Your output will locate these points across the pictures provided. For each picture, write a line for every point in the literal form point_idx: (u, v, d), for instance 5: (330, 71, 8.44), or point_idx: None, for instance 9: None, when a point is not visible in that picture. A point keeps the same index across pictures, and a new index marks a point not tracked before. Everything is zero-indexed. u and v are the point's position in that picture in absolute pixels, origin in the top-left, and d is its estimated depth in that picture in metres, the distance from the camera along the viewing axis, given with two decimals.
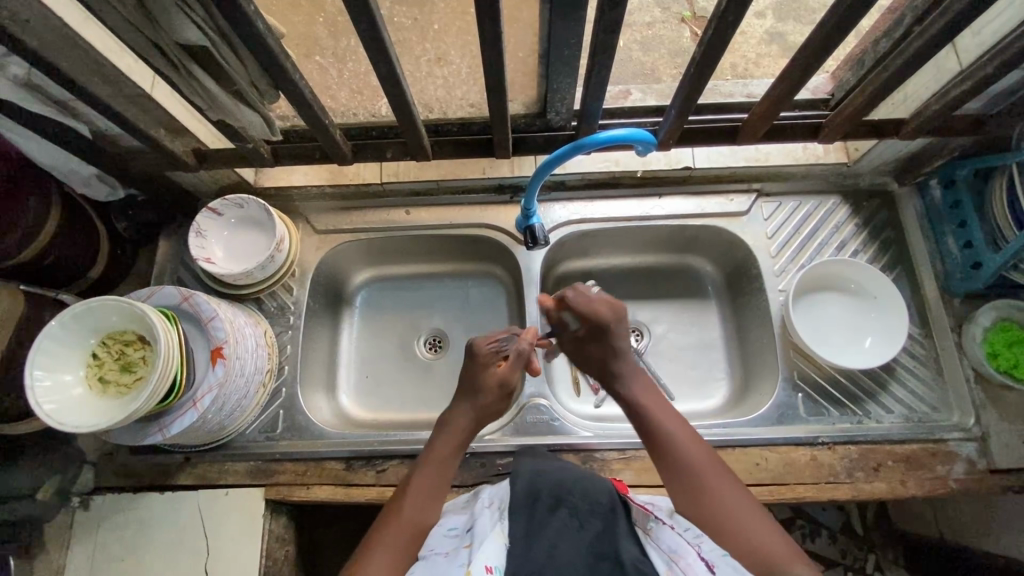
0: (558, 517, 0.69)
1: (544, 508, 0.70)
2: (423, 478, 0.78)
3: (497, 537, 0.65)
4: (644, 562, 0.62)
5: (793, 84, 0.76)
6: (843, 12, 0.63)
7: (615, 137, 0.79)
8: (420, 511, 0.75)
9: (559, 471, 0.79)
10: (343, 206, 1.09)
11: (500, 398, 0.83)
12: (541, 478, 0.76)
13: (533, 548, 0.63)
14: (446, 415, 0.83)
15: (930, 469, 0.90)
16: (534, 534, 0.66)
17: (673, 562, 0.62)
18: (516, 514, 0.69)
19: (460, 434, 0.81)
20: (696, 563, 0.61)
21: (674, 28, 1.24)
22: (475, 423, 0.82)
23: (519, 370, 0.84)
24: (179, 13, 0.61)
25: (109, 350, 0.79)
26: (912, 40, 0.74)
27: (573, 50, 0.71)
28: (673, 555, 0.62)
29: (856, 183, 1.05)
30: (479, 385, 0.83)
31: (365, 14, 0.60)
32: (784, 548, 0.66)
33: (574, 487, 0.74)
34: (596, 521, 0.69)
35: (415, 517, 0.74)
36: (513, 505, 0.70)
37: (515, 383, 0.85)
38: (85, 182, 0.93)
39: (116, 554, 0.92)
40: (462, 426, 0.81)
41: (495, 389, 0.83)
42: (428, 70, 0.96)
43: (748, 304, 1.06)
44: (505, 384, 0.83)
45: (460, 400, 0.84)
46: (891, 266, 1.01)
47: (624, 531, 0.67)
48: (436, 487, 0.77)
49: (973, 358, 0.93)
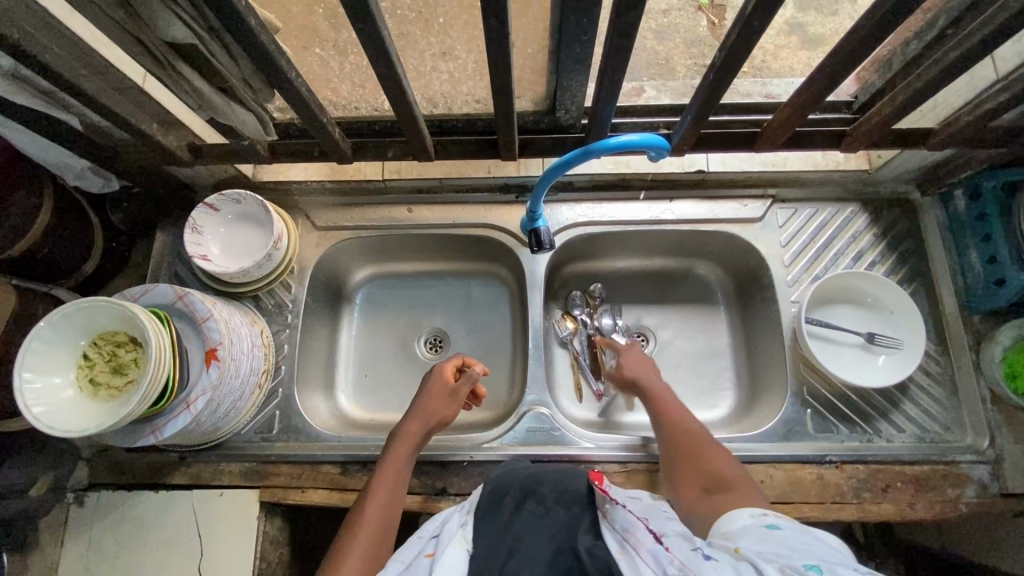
0: (526, 508, 0.69)
1: (514, 500, 0.72)
2: (382, 482, 0.80)
3: (459, 543, 0.64)
4: (599, 548, 0.60)
5: (819, 91, 0.72)
6: (880, 18, 0.59)
7: (627, 143, 0.75)
8: (382, 514, 0.77)
9: (528, 469, 0.80)
10: (343, 202, 1.06)
11: (449, 411, 0.87)
12: (510, 476, 0.77)
13: (496, 549, 0.63)
14: (398, 421, 0.87)
15: (939, 491, 0.88)
16: (496, 535, 0.65)
17: (625, 540, 0.60)
18: (481, 520, 0.69)
19: (413, 438, 0.84)
20: (646, 536, 0.59)
21: (690, 15, 1.18)
22: (430, 430, 0.86)
23: (468, 384, 0.89)
24: (164, 9, 0.58)
25: (101, 351, 0.76)
26: (949, 50, 0.69)
27: (585, 47, 0.67)
28: (626, 534, 0.61)
29: (877, 191, 1.01)
30: (429, 396, 0.88)
31: (362, 12, 0.57)
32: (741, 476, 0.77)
33: (544, 478, 0.76)
34: (564, 510, 0.70)
35: (378, 522, 0.76)
36: (482, 505, 0.72)
37: (463, 398, 0.89)
38: (79, 174, 0.90)
39: (109, 554, 0.91)
40: (414, 425, 0.85)
41: (447, 403, 0.87)
42: (433, 64, 0.85)
43: (758, 313, 1.03)
44: (453, 396, 0.88)
45: (412, 411, 0.87)
46: (909, 278, 0.97)
47: (585, 524, 0.66)
48: (394, 488, 0.80)
49: (990, 379, 0.89)
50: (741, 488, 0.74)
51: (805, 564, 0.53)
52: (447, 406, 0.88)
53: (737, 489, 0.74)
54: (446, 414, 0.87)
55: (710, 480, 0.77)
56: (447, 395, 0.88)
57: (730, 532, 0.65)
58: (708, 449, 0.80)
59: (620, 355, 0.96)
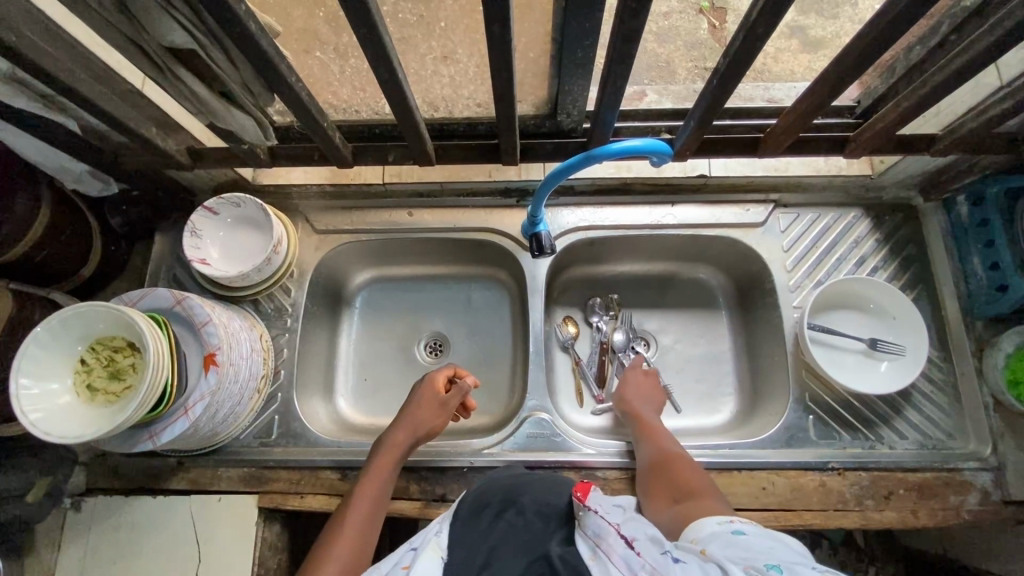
0: (504, 519, 0.69)
1: (492, 510, 0.71)
2: (367, 489, 0.81)
3: (433, 551, 0.64)
4: (573, 554, 0.60)
5: (822, 99, 0.72)
6: (885, 27, 0.59)
7: (630, 148, 0.75)
8: (363, 523, 0.77)
9: (510, 478, 0.79)
10: (343, 205, 1.06)
11: (437, 420, 0.88)
12: (490, 490, 0.76)
13: (472, 556, 0.63)
14: (384, 430, 0.87)
15: (942, 499, 0.87)
16: (474, 541, 0.65)
17: (597, 546, 0.59)
18: (458, 529, 0.68)
19: (398, 448, 0.85)
20: (618, 542, 0.58)
21: (691, 18, 1.18)
22: (416, 440, 0.86)
23: (458, 397, 0.90)
24: (163, 13, 0.57)
25: (98, 357, 0.75)
26: (956, 55, 0.68)
27: (587, 51, 0.66)
28: (597, 539, 0.60)
29: (879, 197, 1.01)
30: (418, 405, 0.88)
31: (364, 18, 0.57)
32: (716, 495, 0.76)
33: (524, 491, 0.75)
34: (541, 524, 0.68)
35: (359, 531, 0.76)
36: (461, 515, 0.71)
37: (452, 410, 0.90)
38: (77, 178, 0.89)
39: (105, 560, 0.90)
40: (400, 434, 0.85)
41: (436, 414, 0.88)
42: (434, 67, 0.87)
43: (760, 318, 1.03)
44: (443, 407, 0.89)
45: (398, 419, 0.87)
46: (911, 285, 0.97)
47: (559, 534, 0.66)
48: (377, 497, 0.80)
49: (993, 386, 0.89)
50: (713, 503, 0.73)
51: (767, 564, 0.53)
52: (436, 417, 0.88)
53: (708, 502, 0.73)
54: (434, 424, 0.88)
55: (685, 495, 0.76)
56: (438, 405, 0.88)
57: (697, 538, 0.64)
58: (692, 470, 0.80)
59: (625, 378, 0.99)
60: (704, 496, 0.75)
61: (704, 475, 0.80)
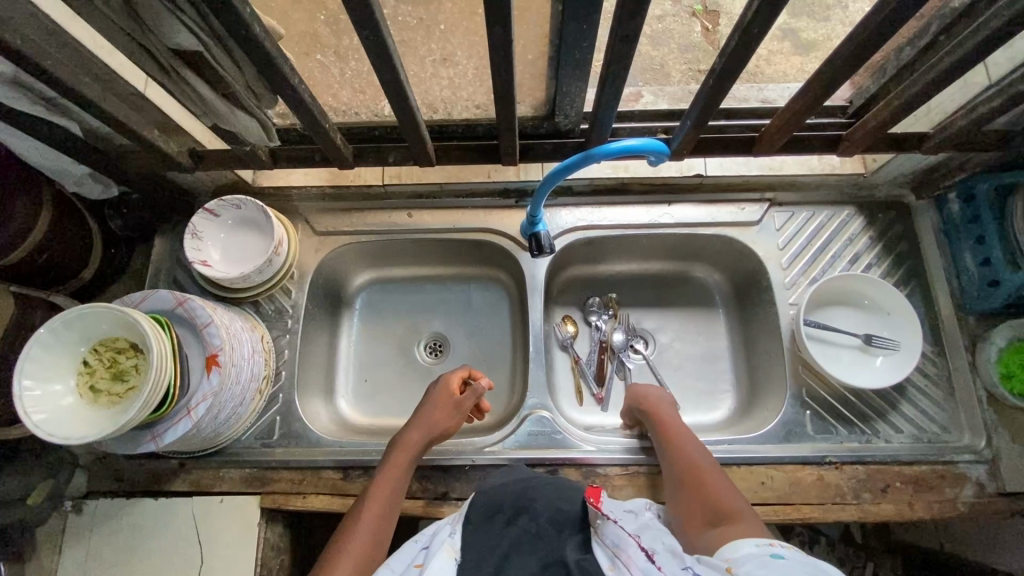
0: (518, 523, 0.69)
1: (505, 515, 0.71)
2: (380, 490, 0.80)
3: (448, 553, 0.65)
4: (588, 561, 0.62)
5: (814, 98, 0.73)
6: (875, 27, 0.60)
7: (628, 147, 0.76)
8: (375, 526, 0.77)
9: (521, 482, 0.78)
10: (343, 207, 1.06)
11: (450, 420, 0.89)
12: (502, 491, 0.75)
13: (484, 560, 0.64)
14: (399, 430, 0.87)
15: (938, 491, 0.88)
16: (485, 545, 0.66)
17: (616, 556, 0.62)
18: (470, 532, 0.68)
19: (411, 448, 0.85)
20: (638, 554, 0.60)
21: (684, 21, 1.19)
22: (430, 441, 0.86)
23: (471, 399, 0.91)
24: (168, 15, 0.58)
25: (100, 358, 0.76)
26: (945, 55, 0.70)
27: (585, 53, 0.68)
28: (616, 549, 0.63)
29: (872, 195, 1.02)
30: (433, 407, 0.88)
31: (368, 20, 0.58)
32: (745, 510, 0.74)
33: (538, 496, 0.74)
34: (555, 531, 0.68)
35: (370, 531, 0.76)
36: (473, 515, 0.71)
37: (465, 411, 0.91)
38: (79, 180, 0.90)
39: (106, 563, 0.90)
40: (414, 435, 0.86)
41: (449, 415, 0.89)
42: (434, 70, 0.86)
43: (756, 316, 1.04)
44: (456, 408, 0.89)
45: (413, 421, 0.88)
46: (904, 281, 0.99)
47: (572, 542, 0.67)
48: (390, 499, 0.80)
49: (986, 380, 0.91)
50: (745, 522, 0.71)
51: None
52: (450, 418, 0.89)
53: (741, 522, 0.71)
54: (447, 425, 0.89)
55: (714, 510, 0.74)
56: (452, 407, 0.89)
57: (732, 557, 0.63)
58: (720, 481, 0.78)
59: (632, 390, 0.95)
60: (734, 514, 0.73)
61: (733, 488, 0.78)
